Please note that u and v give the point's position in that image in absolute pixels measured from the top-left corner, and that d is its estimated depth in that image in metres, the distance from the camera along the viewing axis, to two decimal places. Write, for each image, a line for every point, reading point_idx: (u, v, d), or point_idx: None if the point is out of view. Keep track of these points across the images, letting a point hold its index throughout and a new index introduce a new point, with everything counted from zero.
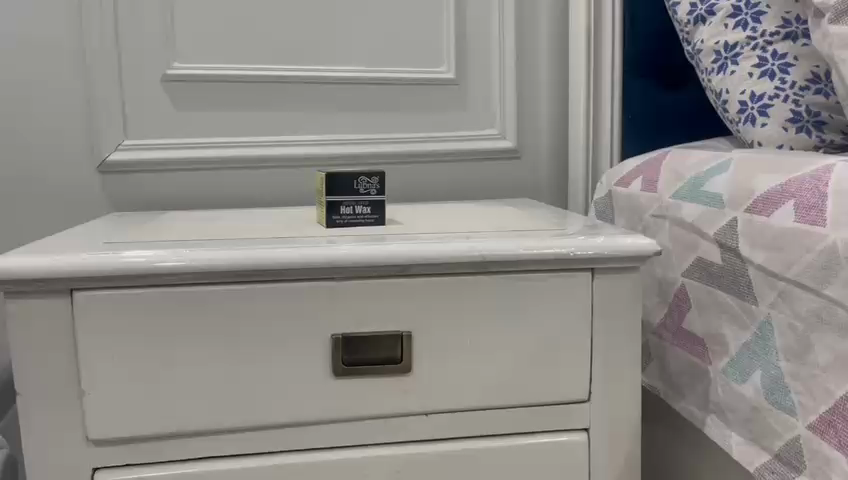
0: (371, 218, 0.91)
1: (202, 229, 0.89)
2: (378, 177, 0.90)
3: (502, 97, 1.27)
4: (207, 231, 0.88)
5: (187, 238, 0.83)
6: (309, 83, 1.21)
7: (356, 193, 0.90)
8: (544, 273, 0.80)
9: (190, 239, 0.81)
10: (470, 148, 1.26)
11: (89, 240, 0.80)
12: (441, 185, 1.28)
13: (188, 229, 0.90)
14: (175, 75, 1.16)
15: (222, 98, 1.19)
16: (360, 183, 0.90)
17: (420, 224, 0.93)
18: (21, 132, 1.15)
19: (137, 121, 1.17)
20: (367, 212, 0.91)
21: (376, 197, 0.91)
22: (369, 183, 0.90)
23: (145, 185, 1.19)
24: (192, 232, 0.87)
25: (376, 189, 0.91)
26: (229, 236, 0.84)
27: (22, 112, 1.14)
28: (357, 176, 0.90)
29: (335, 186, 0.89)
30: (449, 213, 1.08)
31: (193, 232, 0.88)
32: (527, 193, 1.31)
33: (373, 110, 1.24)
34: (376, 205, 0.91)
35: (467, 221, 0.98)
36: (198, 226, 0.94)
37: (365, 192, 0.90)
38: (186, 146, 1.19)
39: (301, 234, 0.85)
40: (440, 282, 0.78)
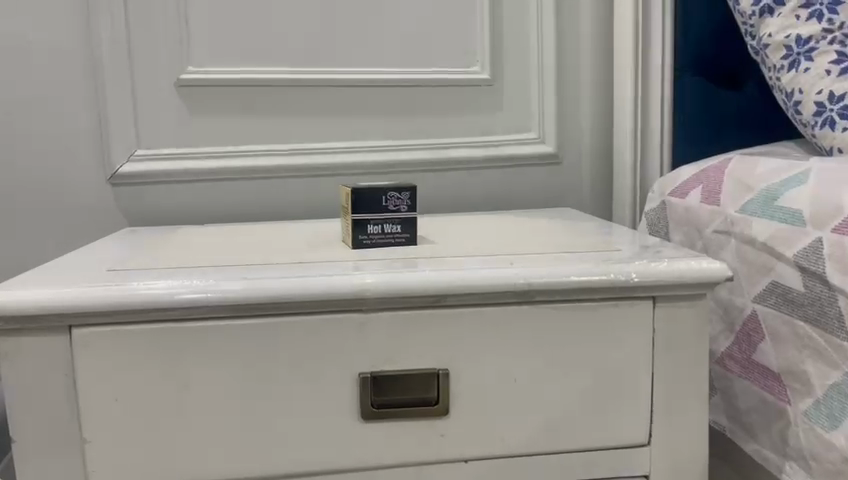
0: (402, 238, 0.83)
1: (215, 252, 0.81)
2: (409, 192, 0.82)
3: (541, 99, 1.17)
4: (221, 254, 0.80)
5: (197, 264, 0.75)
6: (333, 86, 1.12)
7: (385, 210, 0.81)
8: (598, 302, 0.71)
9: (201, 266, 0.73)
10: (506, 154, 1.17)
11: (91, 268, 0.73)
12: (475, 195, 1.18)
13: (200, 252, 0.82)
14: (189, 80, 1.08)
15: (240, 103, 1.11)
16: (389, 199, 0.81)
17: (456, 242, 0.84)
18: (28, 143, 1.08)
19: (149, 130, 1.10)
20: (397, 231, 0.82)
21: (407, 214, 0.82)
22: (399, 198, 0.81)
23: (159, 197, 1.12)
24: (204, 256, 0.79)
25: (407, 205, 0.82)
26: (242, 261, 0.76)
27: (28, 121, 1.07)
28: (385, 191, 0.81)
29: (361, 202, 0.81)
30: (485, 226, 0.99)
31: (205, 255, 0.80)
32: (568, 202, 1.21)
33: (400, 114, 1.15)
34: (407, 222, 0.82)
35: (506, 237, 0.88)
36: (213, 246, 0.86)
37: (395, 209, 0.82)
38: (202, 156, 1.11)
39: (323, 258, 0.76)
40: (480, 313, 0.69)
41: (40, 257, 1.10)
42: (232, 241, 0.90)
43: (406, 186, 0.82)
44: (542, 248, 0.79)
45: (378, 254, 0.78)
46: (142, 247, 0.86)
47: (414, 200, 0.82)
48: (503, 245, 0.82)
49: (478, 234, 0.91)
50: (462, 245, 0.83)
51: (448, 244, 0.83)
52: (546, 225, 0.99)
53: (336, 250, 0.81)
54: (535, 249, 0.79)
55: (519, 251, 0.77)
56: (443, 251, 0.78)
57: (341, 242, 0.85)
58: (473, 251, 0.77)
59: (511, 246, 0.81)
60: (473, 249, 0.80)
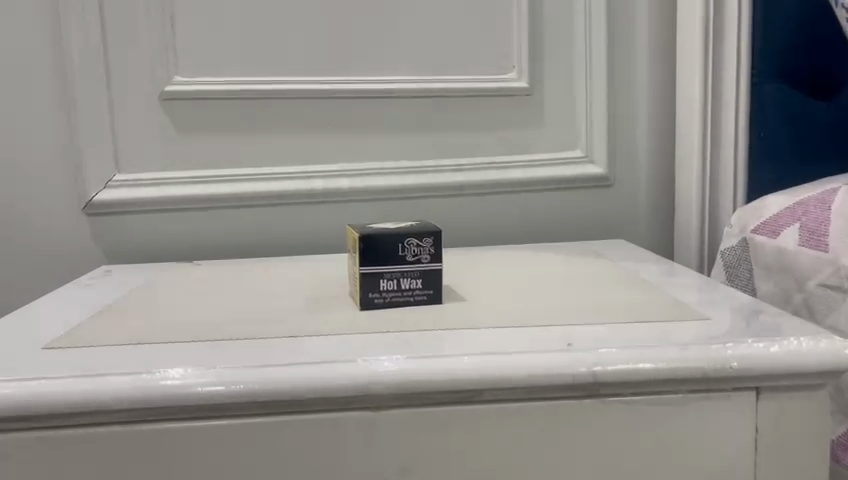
0: (424, 294, 0.66)
1: (190, 318, 0.65)
2: (433, 237, 0.64)
3: (590, 112, 0.99)
4: (196, 322, 0.64)
5: (164, 343, 0.59)
6: (343, 98, 0.96)
7: (402, 260, 0.64)
8: (682, 396, 0.53)
9: (167, 347, 0.57)
10: (548, 176, 0.99)
11: (27, 352, 0.57)
12: (511, 223, 1.01)
13: (172, 316, 0.66)
14: (175, 92, 0.93)
15: (235, 119, 0.95)
16: (408, 247, 0.64)
17: (491, 300, 0.67)
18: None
19: (129, 152, 0.94)
20: (417, 286, 0.66)
21: (430, 265, 0.65)
22: (419, 246, 0.64)
23: (142, 229, 0.96)
24: (174, 325, 0.63)
25: (430, 253, 0.65)
26: (220, 336, 0.60)
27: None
28: (402, 237, 0.63)
29: (371, 253, 0.63)
30: (524, 267, 0.81)
31: (176, 324, 0.64)
32: (621, 231, 1.03)
33: (423, 130, 0.98)
34: (430, 275, 0.66)
35: (552, 288, 0.71)
36: (192, 305, 0.70)
37: (415, 259, 0.64)
38: (192, 181, 0.95)
39: (320, 333, 0.59)
40: (526, 412, 0.52)
41: (9, 301, 0.96)
42: (216, 295, 0.74)
43: (429, 231, 0.64)
44: (601, 314, 0.61)
45: (390, 324, 0.61)
46: (105, 309, 0.70)
47: (440, 246, 0.65)
48: (551, 306, 0.64)
49: (516, 282, 0.74)
50: (497, 304, 0.65)
51: (481, 303, 0.66)
52: (600, 268, 0.81)
53: (340, 314, 0.64)
54: (592, 314, 0.62)
55: (573, 320, 0.60)
56: (475, 318, 0.61)
57: (348, 300, 0.68)
58: (513, 320, 0.60)
59: (560, 308, 0.63)
60: (512, 313, 0.62)
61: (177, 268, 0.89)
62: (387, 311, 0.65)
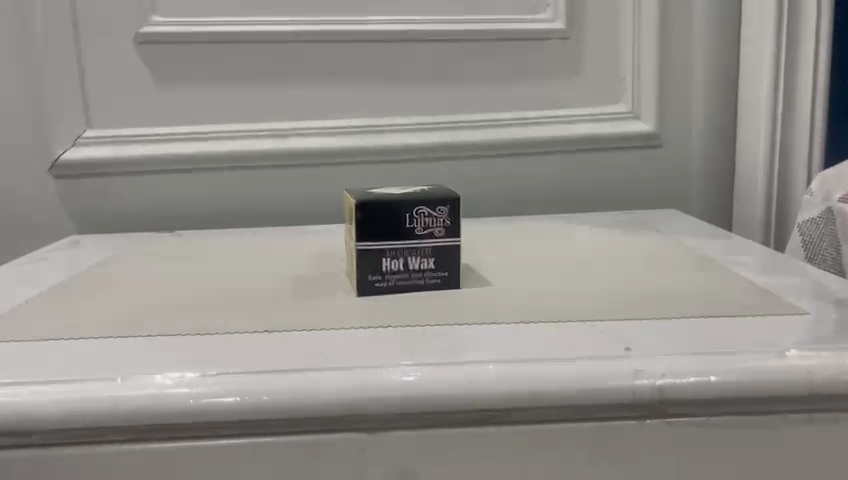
0: (437, 276, 0.53)
1: (141, 307, 0.53)
2: (449, 206, 0.51)
3: (637, 60, 0.85)
4: (145, 313, 0.51)
5: (99, 337, 0.46)
6: (347, 41, 0.82)
7: (410, 235, 0.51)
8: (779, 417, 0.40)
9: (90, 347, 0.45)
10: (586, 134, 0.85)
11: None
12: (543, 190, 0.87)
13: (121, 303, 0.53)
14: (153, 34, 0.80)
15: (222, 66, 0.82)
16: (416, 218, 0.51)
17: (514, 285, 0.53)
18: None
19: (101, 104, 0.81)
20: (429, 267, 0.53)
21: (445, 241, 0.52)
22: (431, 217, 0.51)
23: (117, 194, 0.83)
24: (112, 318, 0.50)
25: (445, 226, 0.52)
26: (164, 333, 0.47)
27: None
28: (409, 206, 0.50)
29: (370, 226, 0.50)
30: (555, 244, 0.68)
31: (116, 317, 0.51)
32: (669, 200, 0.89)
33: (440, 81, 0.84)
34: (444, 253, 0.53)
35: (589, 271, 0.57)
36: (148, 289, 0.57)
37: (426, 233, 0.51)
38: (172, 139, 0.82)
39: (299, 328, 0.47)
40: (569, 438, 0.39)
41: None
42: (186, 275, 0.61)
43: (444, 198, 0.51)
44: (658, 307, 0.48)
45: (392, 317, 0.48)
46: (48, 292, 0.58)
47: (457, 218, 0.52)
48: (592, 294, 0.51)
49: (544, 261, 0.60)
50: (521, 291, 0.52)
51: (503, 289, 0.53)
52: (649, 246, 0.67)
53: (331, 302, 0.51)
54: (648, 307, 0.48)
55: (622, 316, 0.46)
56: (496, 311, 0.48)
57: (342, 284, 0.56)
58: (542, 315, 0.47)
59: (601, 297, 0.50)
60: (542, 304, 0.49)
61: (153, 239, 0.77)
62: (391, 298, 0.52)
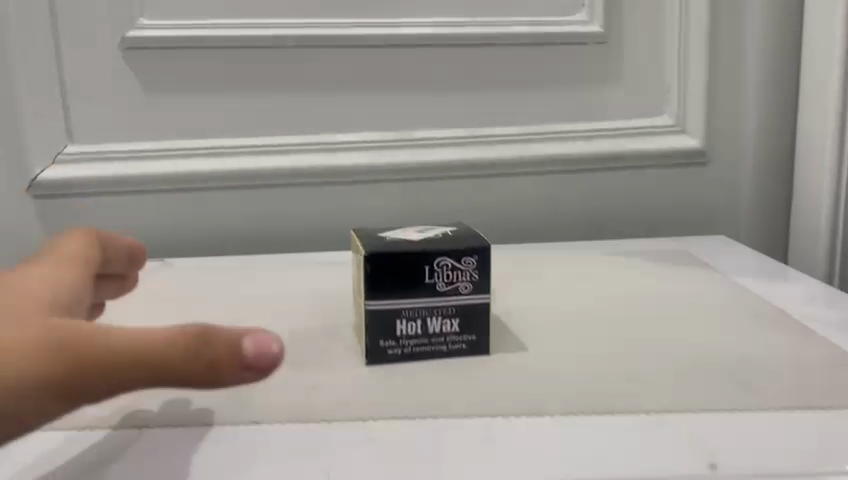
0: (462, 342, 0.45)
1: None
2: (477, 258, 0.43)
3: (683, 68, 0.76)
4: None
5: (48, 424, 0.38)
6: (358, 46, 0.73)
7: (431, 292, 0.43)
8: None
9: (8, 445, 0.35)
10: (624, 150, 0.76)
11: None
12: (575, 213, 0.78)
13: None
14: (140, 39, 0.71)
15: (217, 75, 0.73)
16: (438, 271, 0.43)
17: (547, 352, 0.44)
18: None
19: (83, 117, 0.73)
20: (452, 330, 0.44)
21: (472, 298, 0.44)
22: (455, 270, 0.43)
23: (99, 216, 0.74)
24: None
25: (472, 281, 0.44)
26: (112, 421, 0.38)
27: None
28: (430, 258, 0.42)
29: (383, 282, 0.43)
30: (588, 286, 0.58)
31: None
32: (716, 225, 0.79)
33: (462, 90, 0.75)
34: (471, 314, 0.44)
35: (635, 329, 0.48)
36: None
37: (449, 289, 0.43)
38: (162, 156, 0.73)
39: (286, 421, 0.37)
40: None
41: None
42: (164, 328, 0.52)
43: (471, 249, 0.43)
44: (732, 391, 0.38)
45: (408, 400, 0.39)
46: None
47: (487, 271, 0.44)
48: (645, 369, 0.41)
49: (578, 315, 0.51)
50: (556, 363, 0.43)
51: (535, 359, 0.43)
52: (701, 289, 0.57)
53: (333, 375, 0.42)
54: (721, 391, 0.38)
55: (689, 408, 0.37)
56: (529, 395, 0.39)
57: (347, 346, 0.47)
58: (588, 405, 0.37)
59: (655, 374, 0.41)
60: (585, 385, 0.39)
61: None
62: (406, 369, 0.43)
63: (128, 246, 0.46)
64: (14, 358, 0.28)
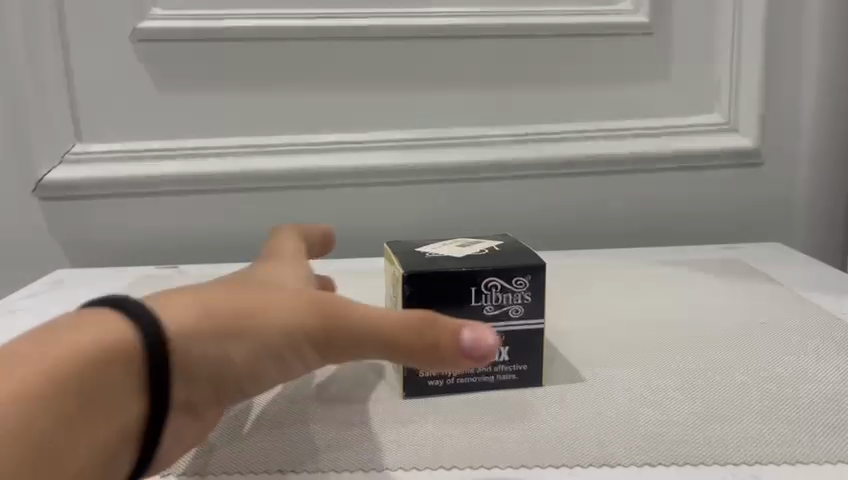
0: (511, 372, 0.40)
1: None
2: (530, 278, 0.39)
3: (736, 61, 0.70)
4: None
5: None
6: (385, 39, 0.68)
7: (478, 316, 0.39)
8: None
9: None
10: (673, 150, 0.70)
11: None
12: (618, 218, 0.72)
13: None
14: (153, 31, 0.66)
15: (235, 69, 0.68)
16: (487, 294, 0.38)
17: (608, 387, 0.40)
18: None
19: (93, 113, 0.68)
20: (501, 359, 0.40)
21: (523, 323, 0.39)
22: (506, 292, 0.39)
23: (110, 221, 0.70)
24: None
25: (523, 304, 0.39)
26: (179, 465, 0.34)
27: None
28: (479, 279, 0.38)
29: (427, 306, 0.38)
30: (638, 302, 0.53)
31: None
32: (770, 230, 0.74)
33: (496, 86, 0.70)
34: (521, 342, 0.40)
35: (697, 355, 0.44)
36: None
37: (498, 313, 0.39)
38: (177, 156, 0.69)
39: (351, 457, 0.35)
40: None
41: None
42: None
43: (524, 268, 0.38)
44: (825, 434, 0.35)
45: (464, 436, 0.36)
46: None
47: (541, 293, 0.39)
48: (723, 417, 0.37)
49: (632, 340, 0.46)
50: (621, 400, 0.39)
51: (596, 395, 0.40)
52: (760, 299, 0.53)
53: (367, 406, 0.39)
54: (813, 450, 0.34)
55: (786, 458, 0.33)
56: (602, 440, 0.35)
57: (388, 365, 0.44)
58: (671, 456, 0.34)
59: (734, 414, 0.37)
60: (662, 430, 0.36)
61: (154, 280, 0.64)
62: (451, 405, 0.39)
63: (324, 234, 0.50)
64: (283, 307, 0.32)
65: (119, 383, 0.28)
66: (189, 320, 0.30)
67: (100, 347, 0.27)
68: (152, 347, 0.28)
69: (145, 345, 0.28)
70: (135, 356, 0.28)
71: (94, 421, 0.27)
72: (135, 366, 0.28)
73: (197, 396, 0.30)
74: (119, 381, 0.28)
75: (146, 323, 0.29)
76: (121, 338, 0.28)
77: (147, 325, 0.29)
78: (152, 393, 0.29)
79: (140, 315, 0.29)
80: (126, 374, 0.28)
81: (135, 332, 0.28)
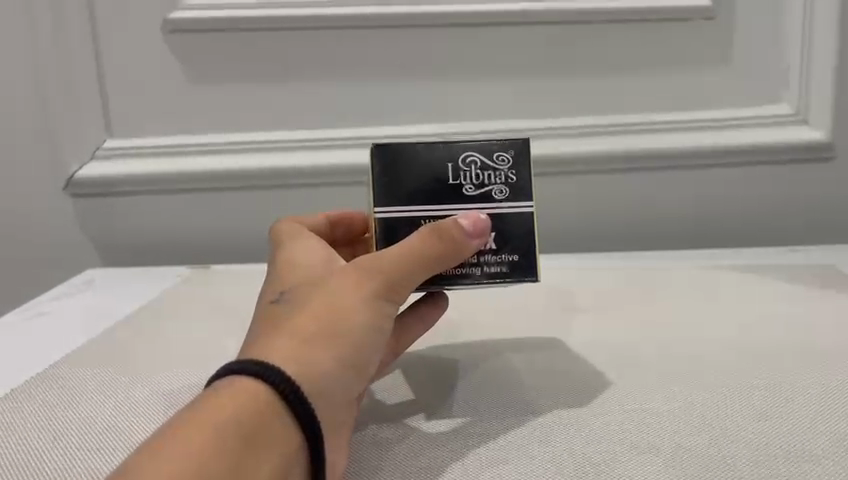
0: (501, 264, 0.37)
1: (130, 430, 0.37)
2: (512, 154, 0.38)
3: (808, 45, 0.64)
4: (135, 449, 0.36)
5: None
6: (426, 26, 0.64)
7: (459, 196, 0.37)
8: None
9: None
10: (736, 143, 0.65)
11: None
12: (674, 216, 0.67)
13: (101, 431, 0.37)
14: (184, 21, 0.64)
15: (269, 60, 0.65)
16: (466, 170, 0.37)
17: (651, 417, 0.36)
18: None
19: (124, 108, 0.66)
20: (487, 247, 0.37)
21: (509, 206, 0.37)
22: (485, 168, 0.37)
23: (142, 219, 0.68)
24: (71, 466, 0.34)
25: (508, 185, 0.37)
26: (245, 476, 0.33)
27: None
28: (456, 154, 0.38)
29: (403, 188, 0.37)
30: (698, 316, 0.49)
31: (76, 463, 0.34)
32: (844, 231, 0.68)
33: (544, 74, 0.65)
34: (503, 228, 0.37)
35: (760, 378, 0.39)
36: (144, 395, 0.41)
37: (481, 192, 0.37)
38: (209, 151, 0.66)
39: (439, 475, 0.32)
40: None
41: None
42: (205, 367, 0.45)
43: (503, 145, 0.38)
44: None
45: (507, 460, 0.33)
46: (18, 388, 0.42)
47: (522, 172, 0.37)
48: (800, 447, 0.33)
49: (701, 357, 0.42)
50: (665, 434, 0.34)
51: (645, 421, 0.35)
52: (843, 317, 0.47)
53: (491, 412, 0.37)
54: None
55: None
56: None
57: (469, 375, 0.41)
58: None
59: (795, 457, 0.32)
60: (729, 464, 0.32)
61: (195, 281, 0.62)
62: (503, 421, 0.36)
63: (354, 222, 0.44)
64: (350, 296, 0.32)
65: (266, 430, 0.27)
66: (305, 365, 0.30)
67: (238, 407, 0.27)
68: (291, 398, 0.28)
69: (278, 390, 0.28)
70: (274, 400, 0.28)
71: (265, 474, 0.27)
72: (281, 415, 0.28)
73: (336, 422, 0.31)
74: (275, 430, 0.28)
75: (267, 369, 0.29)
76: (255, 393, 0.28)
77: (268, 372, 0.29)
78: (307, 430, 0.29)
79: (260, 369, 0.29)
80: (277, 424, 0.28)
81: (267, 382, 0.28)
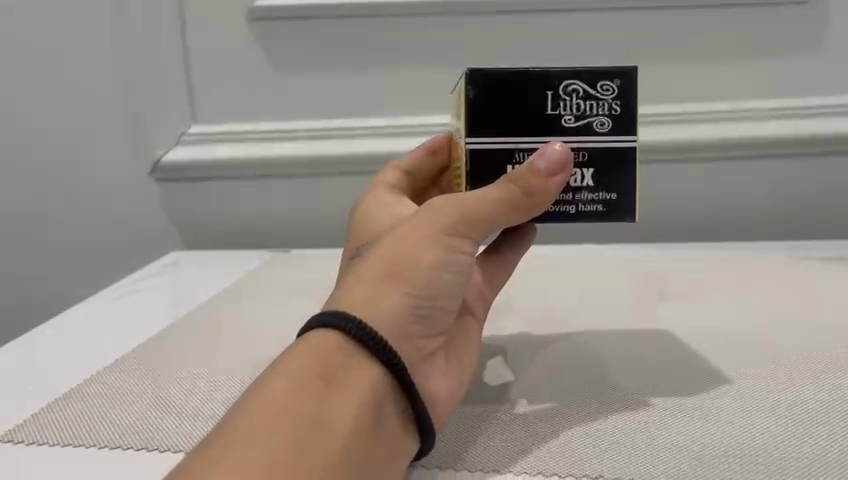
0: (597, 203, 0.36)
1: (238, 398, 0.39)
2: (619, 82, 0.35)
3: None
4: None
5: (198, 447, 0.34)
6: (508, 13, 0.64)
7: (558, 127, 0.35)
8: None
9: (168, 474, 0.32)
10: (826, 132, 0.63)
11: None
12: (757, 207, 0.66)
13: (183, 419, 0.37)
14: (269, 8, 0.65)
15: (351, 47, 0.66)
16: (568, 101, 0.35)
17: (740, 399, 0.36)
18: (21, 111, 0.69)
19: (209, 95, 0.68)
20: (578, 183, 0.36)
21: (606, 141, 0.35)
22: (579, 99, 0.35)
23: (223, 204, 0.69)
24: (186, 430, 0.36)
25: (611, 115, 0.35)
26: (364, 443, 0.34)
27: (23, 81, 0.68)
28: (559, 83, 0.35)
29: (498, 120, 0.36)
30: (783, 303, 0.48)
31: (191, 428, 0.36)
32: None
33: (628, 61, 0.64)
34: (604, 162, 0.36)
35: None
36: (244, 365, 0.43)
37: (579, 124, 0.35)
38: (285, 137, 0.67)
39: (519, 459, 0.32)
40: None
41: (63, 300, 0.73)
42: None
43: (611, 72, 0.35)
44: None
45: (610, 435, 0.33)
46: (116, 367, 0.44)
47: None
48: None
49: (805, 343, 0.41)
50: (744, 427, 0.33)
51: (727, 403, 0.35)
52: None
53: (592, 392, 0.37)
54: None
55: None
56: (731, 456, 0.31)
57: (554, 365, 0.41)
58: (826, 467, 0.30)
59: None
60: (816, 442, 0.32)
61: (276, 264, 0.62)
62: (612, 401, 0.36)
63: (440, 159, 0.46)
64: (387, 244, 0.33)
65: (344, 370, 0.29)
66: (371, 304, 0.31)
67: (314, 355, 0.29)
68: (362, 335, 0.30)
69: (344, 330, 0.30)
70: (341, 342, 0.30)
71: (351, 410, 0.28)
72: (359, 353, 0.30)
73: (422, 351, 0.33)
74: (353, 367, 0.29)
75: (329, 317, 0.30)
76: (327, 340, 0.30)
77: (329, 318, 0.30)
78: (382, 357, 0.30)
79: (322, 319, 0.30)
80: (358, 362, 0.30)
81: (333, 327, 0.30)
